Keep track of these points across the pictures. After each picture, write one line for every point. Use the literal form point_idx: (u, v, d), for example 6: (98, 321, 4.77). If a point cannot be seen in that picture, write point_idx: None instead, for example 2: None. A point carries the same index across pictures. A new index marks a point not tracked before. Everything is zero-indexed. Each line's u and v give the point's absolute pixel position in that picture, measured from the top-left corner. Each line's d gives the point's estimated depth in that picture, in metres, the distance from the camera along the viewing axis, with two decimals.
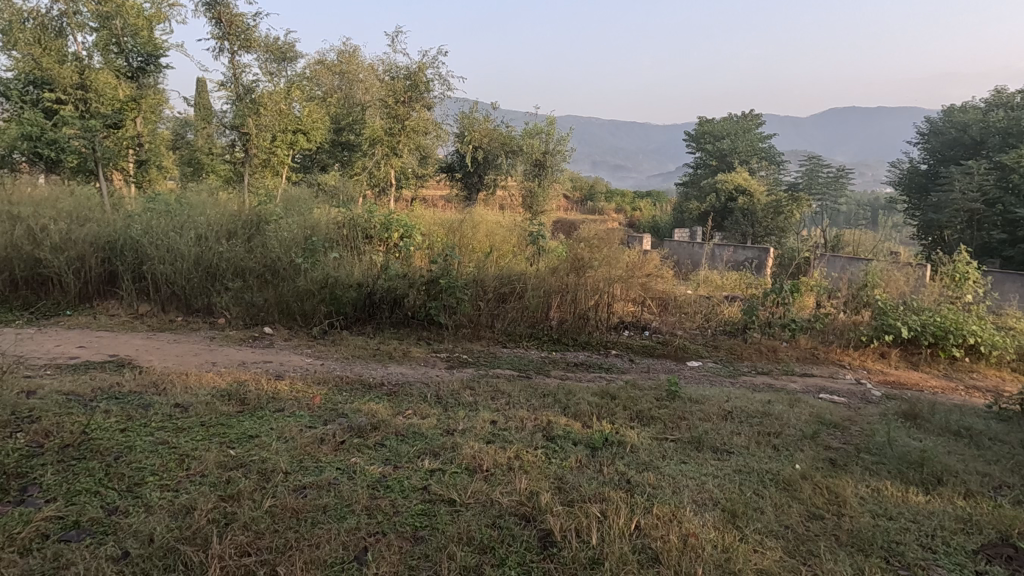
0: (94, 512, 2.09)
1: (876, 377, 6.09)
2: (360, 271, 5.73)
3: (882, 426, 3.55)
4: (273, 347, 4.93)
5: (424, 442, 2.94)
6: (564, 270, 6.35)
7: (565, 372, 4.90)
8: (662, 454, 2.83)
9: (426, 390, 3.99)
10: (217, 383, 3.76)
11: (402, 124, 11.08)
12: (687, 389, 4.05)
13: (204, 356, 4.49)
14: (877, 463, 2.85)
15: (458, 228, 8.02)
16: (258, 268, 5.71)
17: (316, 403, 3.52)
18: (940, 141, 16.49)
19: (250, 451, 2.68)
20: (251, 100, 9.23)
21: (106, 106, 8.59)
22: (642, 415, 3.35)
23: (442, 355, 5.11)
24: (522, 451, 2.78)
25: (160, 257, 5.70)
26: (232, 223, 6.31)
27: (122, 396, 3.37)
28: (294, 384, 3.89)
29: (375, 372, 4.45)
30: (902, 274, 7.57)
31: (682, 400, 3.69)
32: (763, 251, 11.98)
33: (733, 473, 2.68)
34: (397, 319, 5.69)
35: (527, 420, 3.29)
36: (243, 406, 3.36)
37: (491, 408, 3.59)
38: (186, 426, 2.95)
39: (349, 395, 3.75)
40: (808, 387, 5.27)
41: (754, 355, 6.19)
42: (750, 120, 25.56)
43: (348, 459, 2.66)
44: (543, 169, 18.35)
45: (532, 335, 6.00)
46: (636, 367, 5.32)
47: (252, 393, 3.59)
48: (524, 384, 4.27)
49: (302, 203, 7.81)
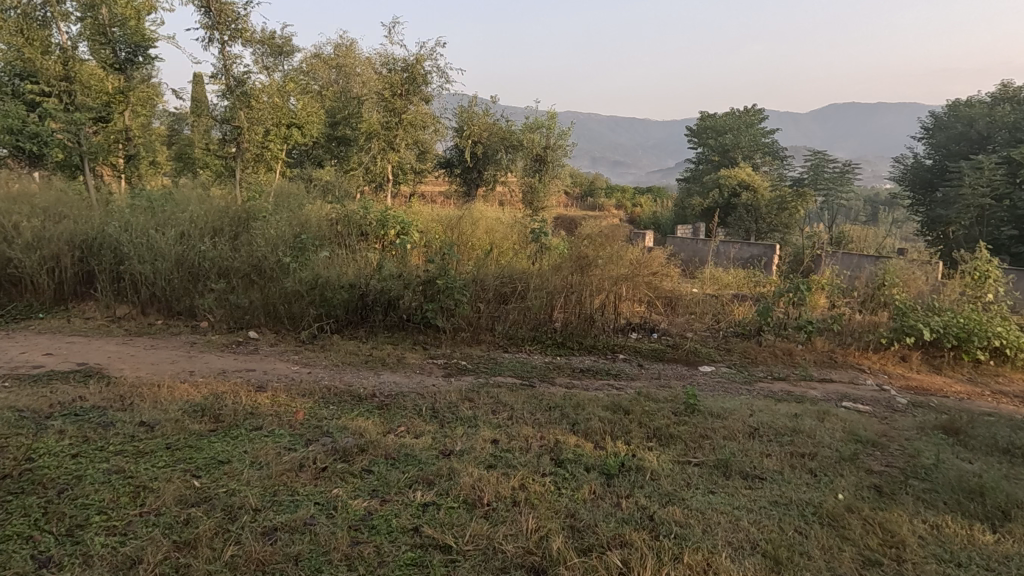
0: (20, 565, 1.76)
1: (898, 381, 5.77)
2: (353, 271, 5.38)
3: (924, 443, 3.21)
4: (258, 353, 4.60)
5: (417, 468, 2.61)
6: (568, 269, 6.02)
7: (571, 380, 4.58)
8: (687, 481, 2.50)
9: (421, 402, 3.65)
10: (191, 395, 3.43)
11: (399, 117, 10.71)
12: (705, 400, 3.72)
13: (181, 364, 4.15)
14: (928, 491, 2.52)
15: (456, 225, 7.72)
16: (243, 267, 5.35)
17: (299, 420, 3.19)
18: (946, 136, 16.10)
19: (219, 482, 2.35)
20: (242, 93, 8.91)
21: (93, 99, 8.34)
22: (660, 434, 3.01)
23: (439, 361, 4.77)
24: (527, 480, 2.46)
25: (139, 255, 5.35)
26: (218, 220, 5.96)
27: (82, 413, 3.04)
28: (275, 397, 3.54)
29: (366, 381, 4.11)
30: (920, 274, 7.25)
31: (703, 414, 3.35)
32: (770, 248, 11.65)
33: (768, 505, 2.35)
34: (391, 322, 5.33)
35: (533, 439, 2.96)
36: (217, 425, 3.02)
37: (492, 423, 3.26)
38: (148, 450, 2.62)
39: (337, 409, 3.42)
40: (829, 395, 4.94)
41: (769, 358, 5.86)
42: (752, 114, 25.26)
43: (329, 492, 2.34)
44: (543, 164, 18.35)
45: (534, 339, 5.65)
46: (646, 373, 5.00)
47: (228, 408, 3.25)
48: (527, 394, 3.95)
49: (294, 198, 7.49)
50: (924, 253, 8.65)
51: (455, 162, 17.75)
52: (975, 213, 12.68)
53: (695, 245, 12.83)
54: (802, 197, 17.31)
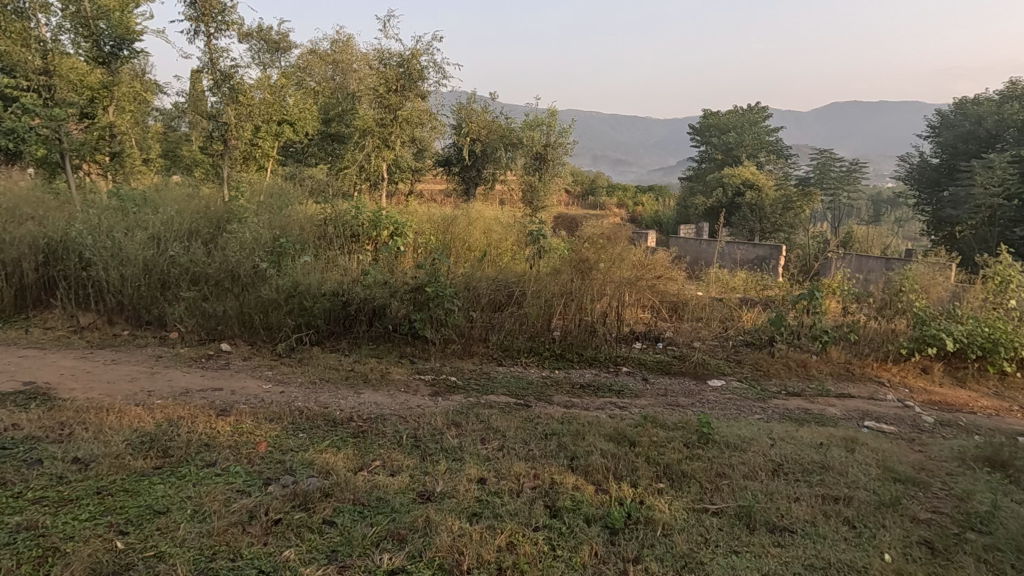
0: None
1: (920, 396, 5.37)
2: (334, 277, 5.00)
3: (971, 479, 2.83)
4: (228, 368, 4.22)
5: (389, 519, 2.24)
6: (567, 274, 5.62)
7: (570, 399, 4.18)
8: (704, 538, 2.14)
9: (402, 429, 3.26)
10: (142, 422, 3.06)
11: (394, 114, 10.27)
12: (720, 428, 3.33)
13: (141, 383, 3.76)
14: (990, 550, 2.14)
15: (451, 225, 7.33)
16: (217, 273, 4.96)
17: (260, 453, 2.81)
18: (953, 134, 15.64)
19: (146, 541, 1.98)
20: (230, 88, 8.48)
21: (73, 94, 7.84)
22: (671, 473, 2.64)
23: (427, 377, 4.38)
24: (516, 538, 2.10)
25: (105, 261, 4.96)
26: (193, 222, 5.59)
27: (11, 447, 2.66)
28: (238, 424, 3.15)
29: (344, 402, 3.72)
30: (937, 283, 6.91)
31: (718, 446, 2.97)
32: (776, 249, 11.08)
33: (803, 571, 1.97)
34: (376, 333, 4.94)
35: (525, 479, 2.59)
36: (164, 460, 2.64)
37: (480, 457, 2.88)
38: (73, 496, 2.25)
39: (305, 439, 3.04)
40: (850, 414, 4.55)
41: (783, 370, 5.47)
42: (756, 112, 24.85)
43: (278, 556, 1.97)
44: (544, 162, 17.43)
45: (531, 350, 5.24)
46: (650, 389, 4.61)
47: (180, 439, 2.87)
48: (522, 417, 3.56)
49: (280, 198, 7.11)
50: (940, 257, 8.25)
51: (454, 159, 17.43)
52: (986, 214, 12.29)
53: (699, 245, 12.41)
54: (808, 197, 17.18)
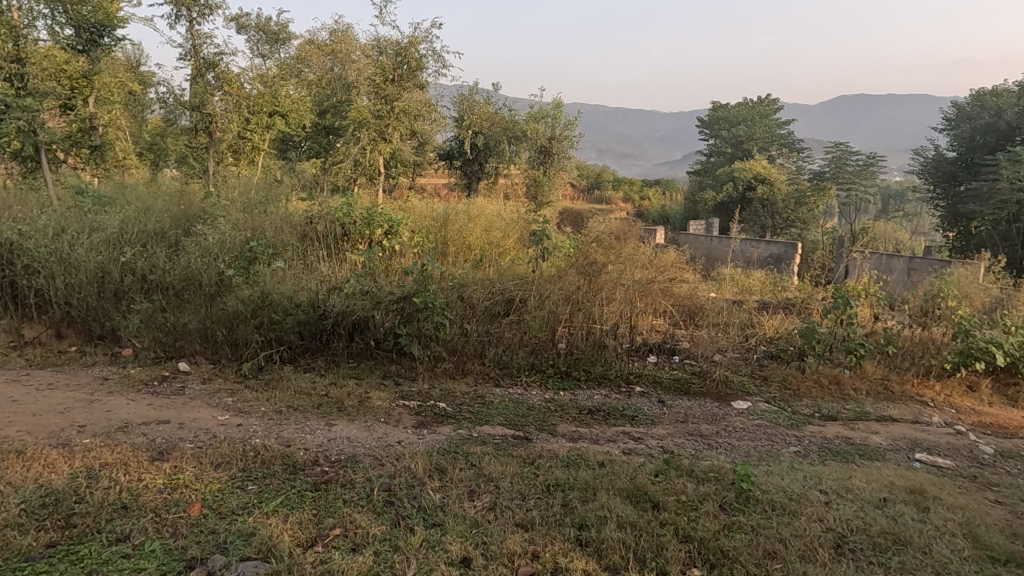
0: None
1: (968, 418, 4.75)
2: (310, 286, 4.43)
3: None
4: (183, 393, 3.67)
5: None
6: (572, 279, 5.05)
7: (577, 429, 3.60)
8: None
9: (375, 477, 2.69)
10: (52, 473, 2.49)
11: (391, 105, 9.67)
12: (761, 477, 2.74)
13: (74, 416, 3.19)
14: None
15: (448, 221, 6.74)
16: (177, 282, 4.39)
17: (190, 518, 2.24)
18: (971, 127, 14.78)
19: None
20: (212, 77, 7.93)
21: (48, 83, 7.07)
22: (708, 554, 2.07)
23: (412, 404, 3.79)
24: None
25: (51, 268, 4.40)
26: (158, 223, 5.03)
27: None
28: (174, 472, 2.60)
29: (311, 438, 3.15)
30: (977, 294, 6.27)
31: (765, 509, 2.39)
32: (791, 246, 10.52)
33: None
34: (357, 349, 4.38)
35: (522, 564, 2.03)
36: (62, 534, 2.09)
37: (467, 522, 2.30)
38: None
39: (252, 496, 2.46)
40: (897, 443, 3.94)
41: (814, 389, 4.87)
42: (766, 104, 24.15)
43: None
44: (549, 156, 16.65)
45: (532, 367, 4.61)
46: (669, 415, 4.02)
47: (94, 499, 2.30)
48: (520, 460, 2.96)
49: (263, 194, 6.55)
50: (975, 259, 7.63)
51: (455, 153, 16.89)
52: (1011, 210, 11.54)
53: (709, 242, 11.81)
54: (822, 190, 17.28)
